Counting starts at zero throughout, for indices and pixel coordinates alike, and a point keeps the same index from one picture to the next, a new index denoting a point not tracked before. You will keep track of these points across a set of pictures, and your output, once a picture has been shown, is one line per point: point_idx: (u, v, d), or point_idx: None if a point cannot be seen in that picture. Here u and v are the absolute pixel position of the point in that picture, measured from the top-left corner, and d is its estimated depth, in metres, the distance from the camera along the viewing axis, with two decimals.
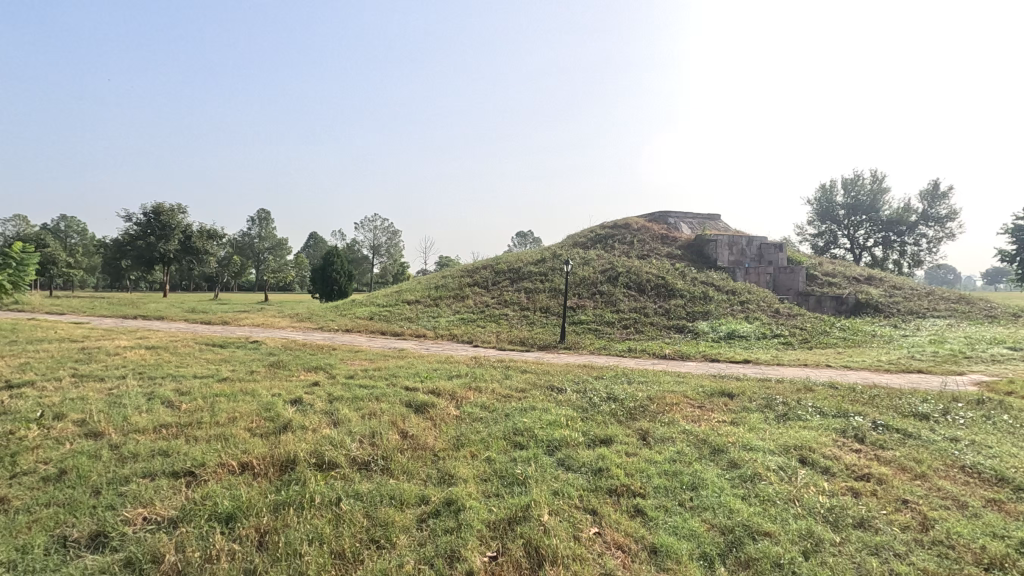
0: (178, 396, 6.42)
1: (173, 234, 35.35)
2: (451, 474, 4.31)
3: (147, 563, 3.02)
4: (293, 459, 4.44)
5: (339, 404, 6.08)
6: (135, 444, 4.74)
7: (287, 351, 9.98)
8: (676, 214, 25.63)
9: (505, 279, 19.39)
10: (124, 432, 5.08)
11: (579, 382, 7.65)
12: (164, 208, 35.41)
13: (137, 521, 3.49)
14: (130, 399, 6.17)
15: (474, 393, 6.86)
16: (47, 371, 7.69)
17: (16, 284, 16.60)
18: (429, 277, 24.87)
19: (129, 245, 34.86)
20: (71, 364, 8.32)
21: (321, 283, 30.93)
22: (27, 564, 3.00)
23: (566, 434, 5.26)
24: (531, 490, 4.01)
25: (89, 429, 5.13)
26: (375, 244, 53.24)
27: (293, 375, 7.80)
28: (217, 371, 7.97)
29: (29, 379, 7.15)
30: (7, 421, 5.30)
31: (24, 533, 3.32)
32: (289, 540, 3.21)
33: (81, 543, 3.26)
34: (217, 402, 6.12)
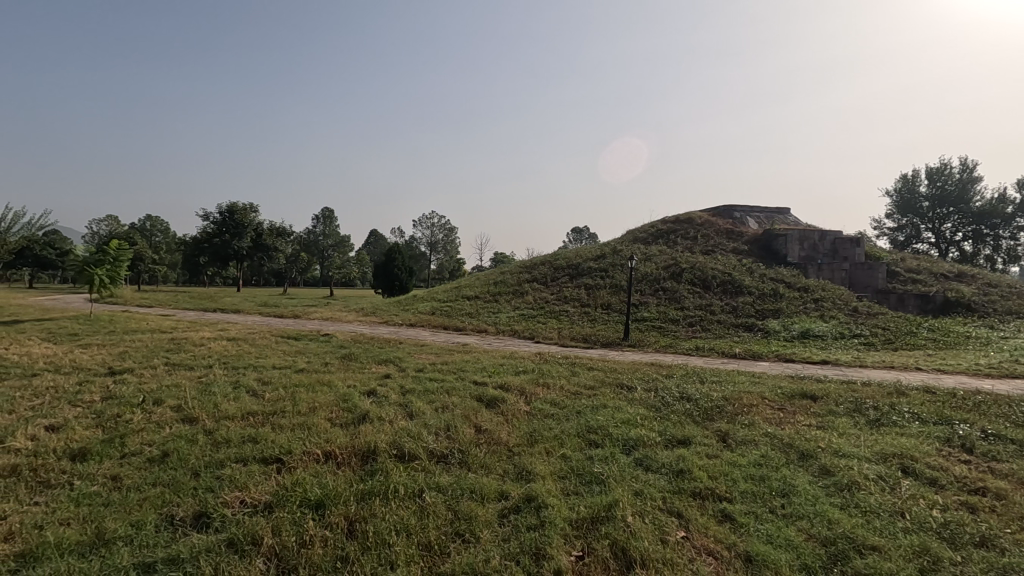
0: (260, 385, 6.74)
1: (245, 233, 37.35)
2: (528, 470, 4.27)
3: (248, 545, 3.14)
4: (374, 450, 4.54)
5: (412, 397, 6.19)
6: (227, 431, 4.99)
7: (358, 344, 10.29)
8: (742, 209, 24.67)
9: (564, 275, 19.26)
10: (216, 418, 5.37)
11: (649, 380, 7.46)
12: (238, 207, 37.43)
13: (234, 503, 3.65)
14: (219, 387, 6.53)
15: (542, 389, 6.81)
16: (143, 359, 8.27)
17: (112, 279, 18.05)
18: (487, 273, 25.10)
19: (206, 243, 37.17)
20: (163, 353, 8.92)
21: (382, 279, 31.85)
22: (141, 540, 3.20)
23: (642, 433, 5.12)
24: (612, 490, 3.91)
25: (185, 415, 5.45)
26: (433, 241, 54.32)
27: (365, 367, 8.02)
28: (293, 362, 8.31)
29: (129, 366, 7.71)
30: (113, 405, 5.73)
31: (137, 509, 3.56)
32: (377, 529, 3.27)
33: (186, 522, 3.45)
34: (297, 392, 6.38)
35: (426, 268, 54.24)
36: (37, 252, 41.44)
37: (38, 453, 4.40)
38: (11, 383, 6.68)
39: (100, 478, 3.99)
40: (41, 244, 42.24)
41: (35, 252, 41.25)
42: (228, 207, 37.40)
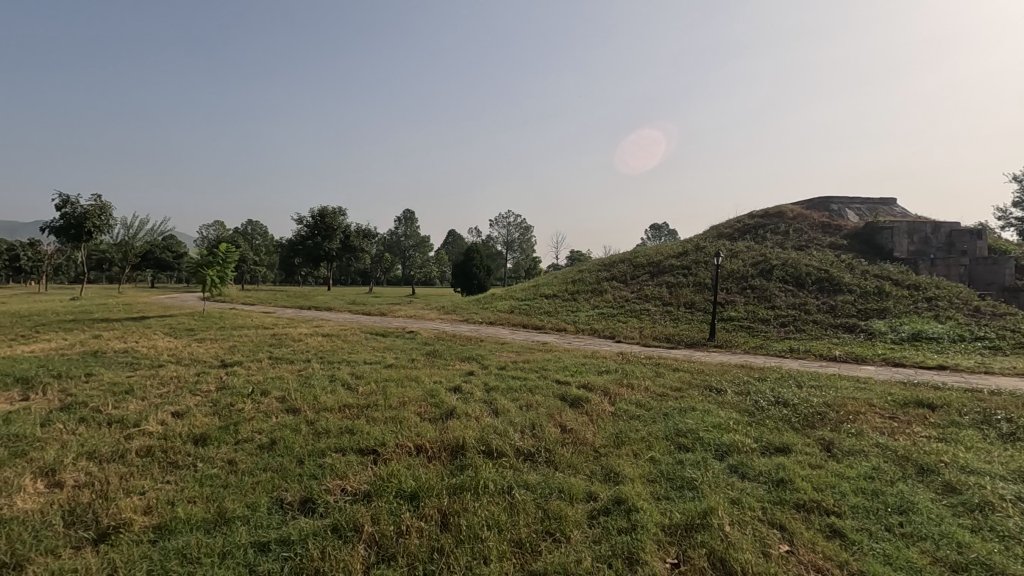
0: (354, 379, 7.12)
1: (335, 235, 39.59)
2: (616, 472, 4.20)
3: (350, 531, 3.31)
4: (462, 445, 4.64)
5: (496, 394, 6.29)
6: (326, 421, 5.31)
7: (441, 341, 10.59)
8: (840, 201, 22.93)
9: (644, 273, 18.80)
10: (316, 410, 5.72)
11: (740, 383, 7.10)
12: (328, 211, 39.84)
13: (336, 491, 3.87)
14: (318, 380, 6.97)
15: (627, 390, 6.66)
16: (250, 353, 8.98)
17: (221, 279, 19.76)
18: (564, 271, 25.01)
19: (300, 245, 39.83)
20: (267, 347, 9.65)
21: (462, 277, 32.60)
22: (256, 520, 3.46)
23: (736, 439, 4.88)
24: (706, 497, 3.75)
25: (289, 405, 5.86)
26: (509, 240, 55.01)
27: (449, 364, 8.24)
28: (382, 358, 8.69)
29: (238, 359, 8.41)
30: (227, 394, 6.27)
31: (251, 492, 3.86)
32: (469, 524, 3.33)
33: (294, 506, 3.69)
34: (387, 386, 6.66)
35: (503, 267, 54.94)
36: (159, 255, 46.15)
37: (168, 437, 4.89)
38: (142, 372, 7.49)
39: (219, 462, 4.37)
40: (162, 247, 46.97)
41: (157, 255, 45.93)
42: (319, 211, 39.82)
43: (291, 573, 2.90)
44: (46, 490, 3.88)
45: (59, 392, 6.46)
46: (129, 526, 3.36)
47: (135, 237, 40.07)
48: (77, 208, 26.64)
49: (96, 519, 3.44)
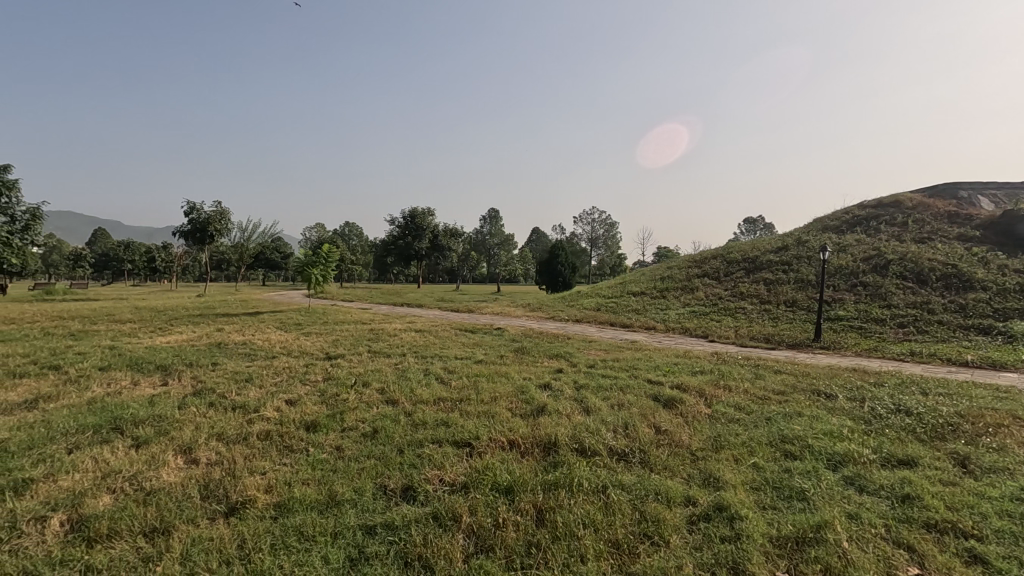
0: (446, 373, 7.36)
1: (424, 234, 41.19)
2: (715, 477, 4.01)
3: (449, 520, 3.41)
4: (555, 442, 4.64)
5: (586, 392, 6.23)
6: (423, 413, 5.53)
7: (528, 338, 10.68)
8: (970, 188, 20.49)
9: (739, 269, 17.85)
10: (413, 402, 5.97)
11: (852, 387, 6.54)
12: (419, 211, 41.51)
13: (435, 480, 4.02)
14: (413, 373, 7.28)
15: (724, 392, 6.36)
16: (351, 347, 9.56)
17: (324, 278, 21.21)
18: (652, 268, 24.33)
19: (392, 244, 41.86)
20: (366, 342, 10.22)
21: (546, 275, 32.65)
22: (363, 504, 3.67)
23: (851, 448, 4.50)
24: (819, 509, 3.49)
25: (387, 397, 6.16)
26: (594, 237, 54.47)
27: (538, 361, 8.29)
28: (473, 353, 8.92)
29: (340, 352, 8.99)
30: (333, 385, 6.72)
31: (357, 477, 4.10)
32: (565, 521, 3.32)
33: (396, 493, 3.87)
34: (479, 381, 6.83)
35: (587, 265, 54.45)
36: (269, 255, 50.30)
37: (283, 422, 5.32)
38: (259, 363, 8.21)
39: (328, 447, 4.68)
40: (272, 248, 51.15)
41: (268, 256, 50.09)
42: (410, 211, 41.64)
43: (397, 556, 3.05)
44: (185, 465, 4.35)
45: (191, 378, 7.24)
46: (254, 503, 3.69)
47: (249, 239, 43.97)
48: (202, 214, 29.67)
49: (226, 495, 3.81)
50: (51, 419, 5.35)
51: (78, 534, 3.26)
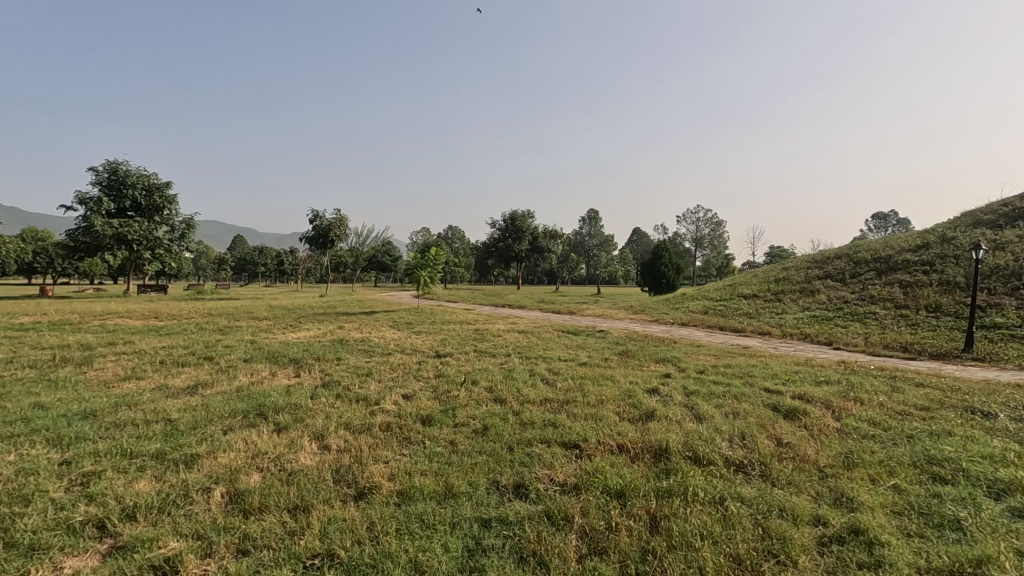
0: (552, 375, 7.43)
1: (524, 236, 41.81)
2: (849, 497, 3.68)
3: (562, 520, 3.45)
4: (667, 449, 4.52)
5: (697, 399, 5.99)
6: (531, 413, 5.63)
7: (633, 342, 10.48)
8: None
9: (869, 270, 16.21)
10: (521, 401, 6.10)
11: (1017, 406, 5.69)
12: (519, 214, 42.22)
13: (545, 480, 4.09)
14: (519, 373, 7.45)
15: (855, 404, 5.81)
16: (459, 346, 9.97)
17: (431, 280, 22.25)
18: (765, 269, 22.81)
19: (494, 247, 42.99)
20: (472, 341, 10.60)
21: (649, 276, 31.79)
22: (478, 498, 3.81)
23: (1018, 476, 3.92)
24: (980, 543, 3.08)
25: (496, 396, 6.35)
26: (699, 237, 52.25)
27: (644, 365, 8.11)
28: (577, 355, 8.92)
29: (449, 351, 9.40)
30: (444, 382, 7.05)
31: (471, 471, 4.27)
32: (681, 530, 3.23)
33: (508, 489, 3.98)
34: (584, 383, 6.82)
35: (692, 266, 52.28)
36: (381, 258, 53.81)
37: (401, 415, 5.68)
38: (377, 359, 8.83)
39: (443, 441, 4.93)
40: (383, 251, 54.64)
41: (380, 259, 53.58)
42: (511, 214, 42.53)
43: (512, 551, 3.14)
44: (319, 450, 4.79)
45: (320, 371, 7.95)
46: (379, 489, 3.97)
47: (364, 244, 47.31)
48: (325, 220, 32.41)
49: (355, 480, 4.14)
50: (209, 403, 6.13)
51: (237, 505, 3.72)
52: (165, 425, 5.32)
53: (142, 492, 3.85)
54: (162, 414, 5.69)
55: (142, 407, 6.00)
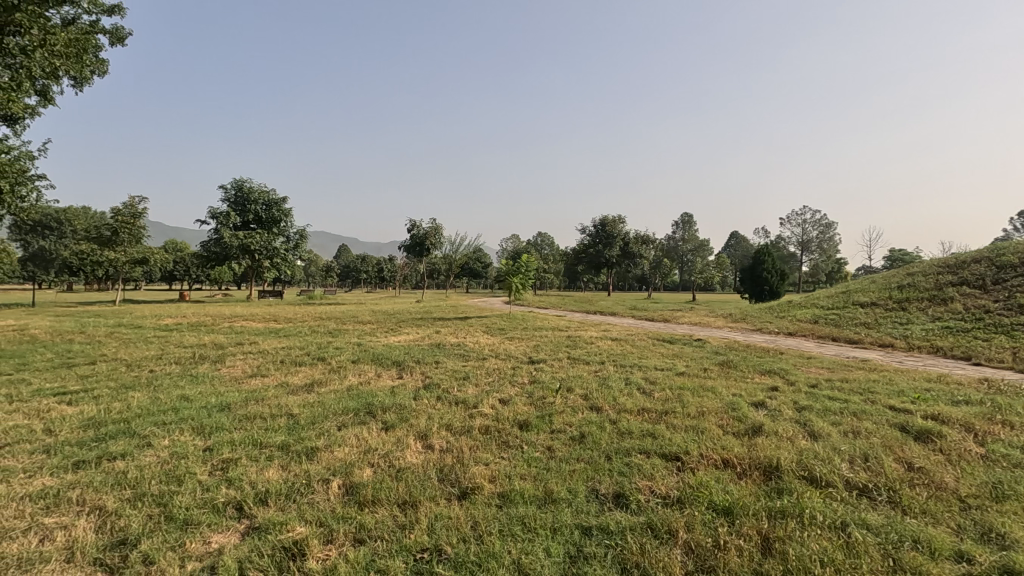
0: (649, 384, 7.24)
1: (614, 242, 41.22)
2: (999, 533, 3.26)
3: (666, 534, 3.36)
4: (778, 467, 4.25)
5: (811, 415, 5.58)
6: (628, 423, 5.54)
7: (734, 352, 9.96)
8: None
9: (1017, 276, 14.21)
10: (618, 410, 6.02)
11: None
12: (609, 219, 41.77)
13: (646, 491, 4.00)
14: (615, 381, 7.33)
15: (1002, 428, 5.13)
16: (553, 352, 10.02)
17: (522, 287, 22.51)
18: (886, 274, 20.71)
19: (584, 253, 42.84)
20: (565, 348, 10.61)
21: (750, 283, 30.05)
22: (578, 505, 3.81)
23: None
24: None
25: (591, 403, 6.31)
26: (806, 240, 48.67)
27: (748, 376, 7.69)
28: (674, 364, 8.64)
29: (543, 357, 9.47)
30: (540, 388, 7.13)
31: (570, 478, 4.28)
32: (797, 554, 3.03)
33: (608, 498, 3.94)
34: (683, 394, 6.59)
35: (798, 271, 48.73)
36: (472, 265, 55.43)
37: (499, 419, 5.82)
38: (473, 363, 9.09)
39: (541, 447, 4.98)
40: (475, 259, 56.25)
41: (472, 266, 55.20)
42: (601, 219, 42.14)
43: (615, 561, 3.11)
44: (423, 449, 5.03)
45: (421, 374, 8.34)
46: (481, 490, 4.09)
47: (457, 251, 49.00)
48: (421, 229, 33.97)
49: (458, 480, 4.31)
50: (324, 401, 6.64)
51: (352, 497, 4.00)
52: (287, 419, 5.85)
53: (272, 480, 4.25)
54: (285, 408, 6.26)
55: (267, 402, 6.62)
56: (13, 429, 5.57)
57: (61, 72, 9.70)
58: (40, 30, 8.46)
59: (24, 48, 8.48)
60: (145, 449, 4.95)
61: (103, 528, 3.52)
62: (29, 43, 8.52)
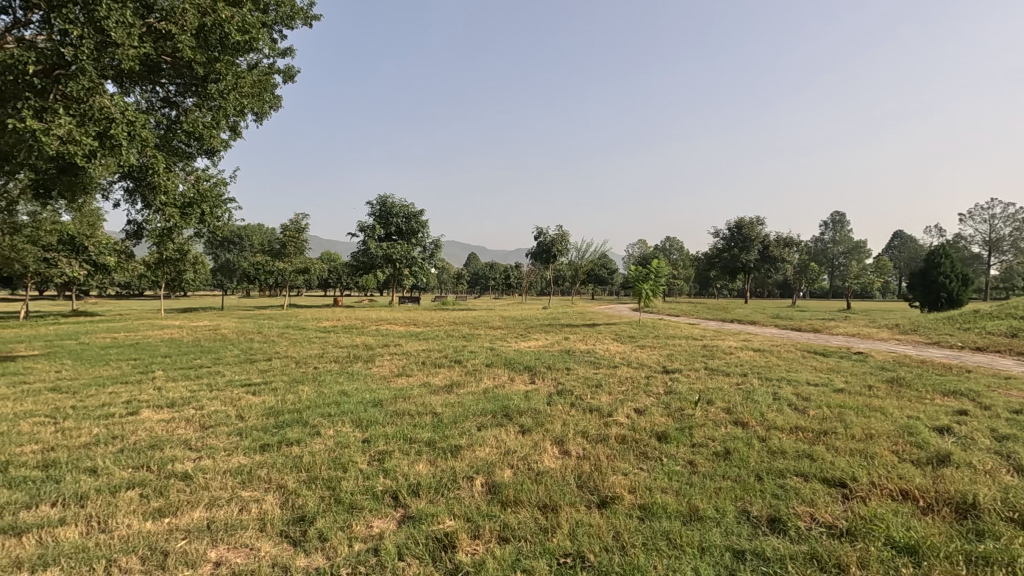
0: (801, 400, 6.59)
1: (752, 245, 38.39)
2: None
3: (833, 568, 3.03)
4: (976, 505, 3.63)
5: (1016, 446, 4.69)
6: (780, 441, 5.10)
7: (905, 368, 8.72)
8: None
9: None
10: (767, 427, 5.57)
11: None
12: (746, 222, 39.13)
13: (806, 518, 3.65)
14: (761, 396, 6.79)
15: None
16: (688, 362, 9.56)
17: (653, 294, 21.70)
18: None
19: (718, 258, 40.48)
20: (702, 358, 10.07)
21: (921, 289, 26.16)
22: (727, 525, 3.57)
23: None
24: None
25: (736, 418, 5.90)
26: (995, 238, 41.40)
27: (926, 397, 6.67)
28: (830, 380, 7.77)
29: (678, 367, 9.07)
30: (677, 398, 6.83)
31: (716, 496, 4.04)
32: None
33: (761, 521, 3.65)
34: (844, 413, 5.90)
35: (984, 275, 41.54)
36: (598, 271, 55.10)
37: (636, 428, 5.68)
38: (605, 371, 8.98)
39: (682, 460, 4.77)
40: (601, 265, 55.86)
41: (597, 272, 54.86)
42: (737, 221, 39.57)
43: None
44: (560, 454, 5.07)
45: (553, 380, 8.42)
46: (621, 501, 4.02)
47: (583, 257, 48.97)
48: (547, 237, 34.50)
49: (596, 488, 4.28)
50: (464, 401, 6.99)
51: (495, 496, 4.15)
52: (432, 417, 6.24)
53: (422, 473, 4.56)
54: (429, 407, 6.69)
55: (414, 400, 7.13)
56: (215, 414, 6.61)
57: (247, 109, 11.32)
58: (233, 76, 10.00)
59: (221, 91, 10.03)
60: (315, 437, 5.59)
61: (287, 504, 4.03)
62: (225, 88, 10.06)
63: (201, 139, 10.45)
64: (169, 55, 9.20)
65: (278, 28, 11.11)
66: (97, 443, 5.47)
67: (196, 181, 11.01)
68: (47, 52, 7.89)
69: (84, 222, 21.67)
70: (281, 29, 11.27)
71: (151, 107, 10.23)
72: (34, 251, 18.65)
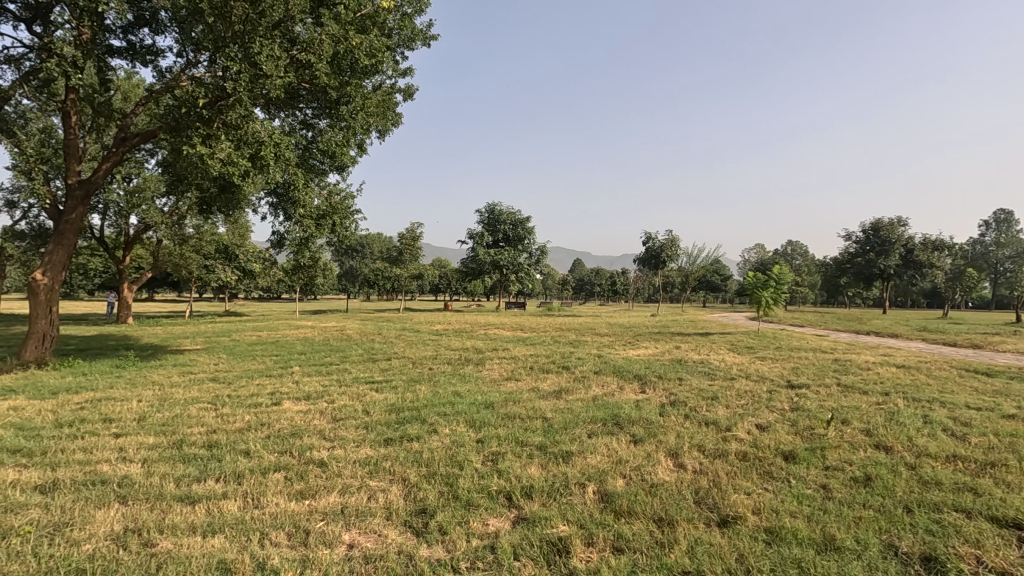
0: (960, 426, 5.76)
1: (892, 249, 34.34)
2: None
3: None
4: None
5: None
6: (934, 471, 4.51)
7: None
8: None
9: None
10: (916, 453, 4.95)
11: None
12: (884, 224, 35.20)
13: (970, 560, 3.20)
14: (908, 418, 6.04)
15: None
16: (817, 377, 8.76)
17: (774, 302, 20.16)
18: None
19: (850, 263, 36.75)
20: (833, 373, 9.18)
21: None
22: (870, 559, 3.22)
23: None
24: None
25: (878, 442, 5.31)
26: None
27: None
28: (997, 404, 6.71)
29: (805, 382, 8.35)
30: (805, 416, 6.30)
31: (855, 526, 3.67)
32: None
33: (912, 559, 3.25)
34: (1018, 444, 5.06)
35: None
36: (710, 278, 52.42)
37: (759, 446, 5.32)
38: (721, 383, 8.50)
39: (813, 484, 4.38)
40: (714, 271, 53.08)
41: (709, 279, 52.21)
42: (873, 223, 35.70)
43: None
44: (675, 467, 4.89)
45: (665, 390, 8.13)
46: (744, 521, 3.79)
47: (694, 264, 46.87)
48: (656, 242, 33.44)
49: (717, 505, 4.07)
50: (573, 408, 6.98)
51: (609, 505, 4.09)
52: (543, 422, 6.30)
53: (535, 476, 4.63)
54: (539, 412, 6.76)
55: (523, 404, 7.25)
56: (344, 408, 7.20)
57: (373, 127, 12.20)
58: (361, 98, 10.85)
59: (351, 112, 10.92)
60: (433, 435, 5.88)
61: (409, 496, 4.28)
62: (354, 108, 10.94)
63: (333, 157, 11.46)
64: (307, 81, 10.22)
65: (400, 49, 11.85)
66: (250, 428, 6.20)
67: (328, 196, 12.11)
68: (213, 87, 9.14)
69: (237, 233, 24.67)
70: (403, 51, 12.01)
71: (292, 130, 11.41)
72: (197, 258, 21.46)
